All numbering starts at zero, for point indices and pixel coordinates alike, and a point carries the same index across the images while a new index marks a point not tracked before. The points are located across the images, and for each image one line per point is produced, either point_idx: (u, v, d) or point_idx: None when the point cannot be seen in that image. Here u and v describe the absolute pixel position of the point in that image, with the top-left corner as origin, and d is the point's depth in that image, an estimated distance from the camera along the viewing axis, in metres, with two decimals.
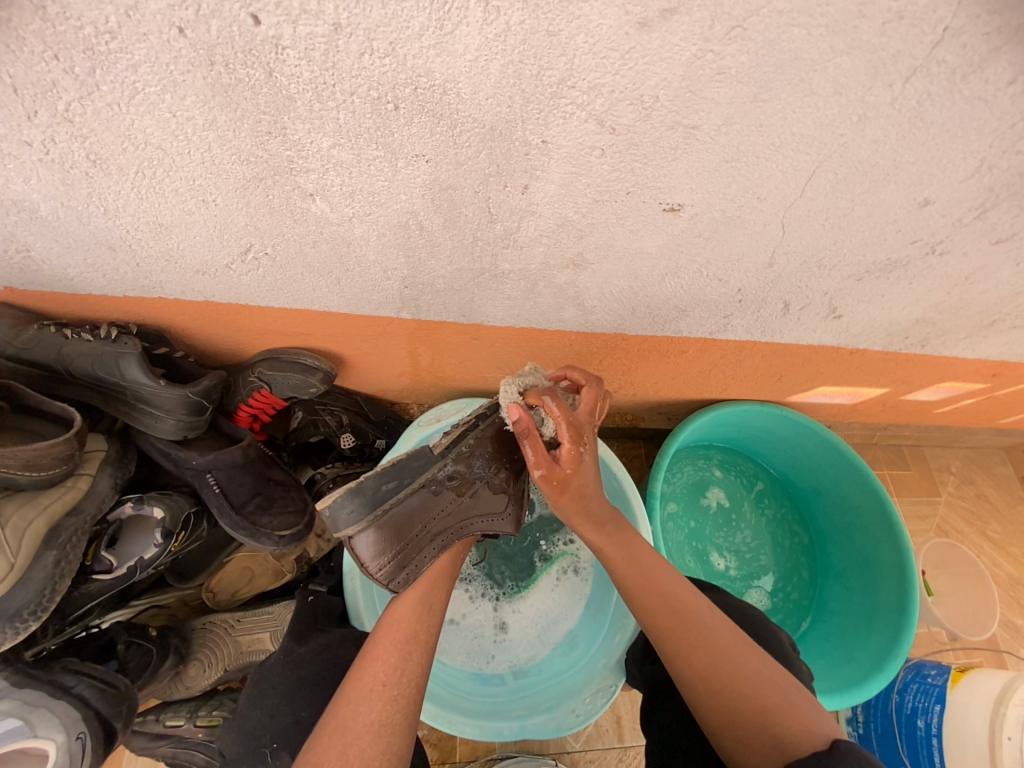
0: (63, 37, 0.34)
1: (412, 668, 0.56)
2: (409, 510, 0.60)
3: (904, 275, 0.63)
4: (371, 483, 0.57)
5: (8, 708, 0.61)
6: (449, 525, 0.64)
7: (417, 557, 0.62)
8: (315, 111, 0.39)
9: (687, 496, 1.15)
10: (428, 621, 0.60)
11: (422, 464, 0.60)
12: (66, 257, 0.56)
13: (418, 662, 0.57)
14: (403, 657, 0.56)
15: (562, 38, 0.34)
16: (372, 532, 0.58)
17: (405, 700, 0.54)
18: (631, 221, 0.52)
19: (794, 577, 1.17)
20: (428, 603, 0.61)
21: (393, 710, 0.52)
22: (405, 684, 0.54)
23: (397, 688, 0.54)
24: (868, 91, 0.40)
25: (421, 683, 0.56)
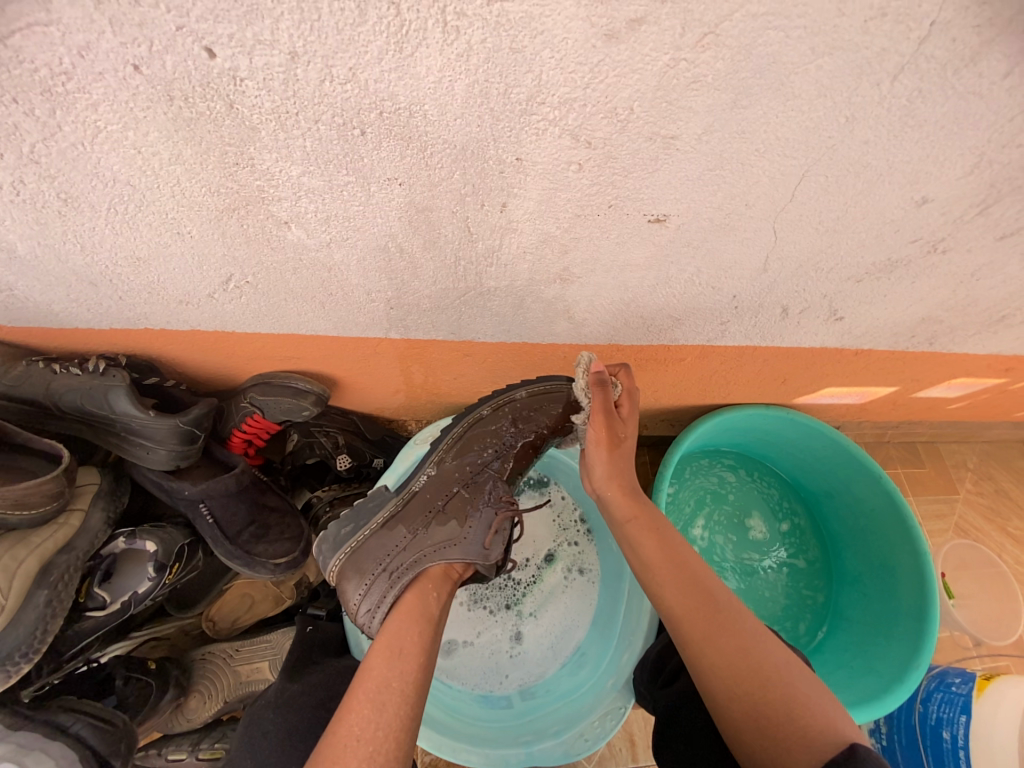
0: (20, 80, 0.34)
1: (388, 719, 0.52)
2: (364, 548, 0.68)
3: (906, 275, 0.61)
4: (333, 532, 0.72)
5: (2, 754, 0.60)
6: (411, 557, 0.67)
7: (382, 594, 0.65)
8: (281, 140, 0.38)
9: (709, 496, 1.14)
10: (400, 666, 0.57)
11: (375, 506, 0.72)
12: (49, 294, 0.56)
13: (395, 714, 0.53)
14: (377, 708, 0.53)
15: (527, 54, 0.33)
16: (339, 574, 0.67)
17: (385, 757, 0.50)
18: (616, 233, 0.50)
19: (802, 591, 1.14)
20: (398, 648, 0.59)
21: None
22: (382, 739, 0.51)
23: (373, 744, 0.50)
24: (854, 91, 0.38)
25: (401, 736, 0.52)
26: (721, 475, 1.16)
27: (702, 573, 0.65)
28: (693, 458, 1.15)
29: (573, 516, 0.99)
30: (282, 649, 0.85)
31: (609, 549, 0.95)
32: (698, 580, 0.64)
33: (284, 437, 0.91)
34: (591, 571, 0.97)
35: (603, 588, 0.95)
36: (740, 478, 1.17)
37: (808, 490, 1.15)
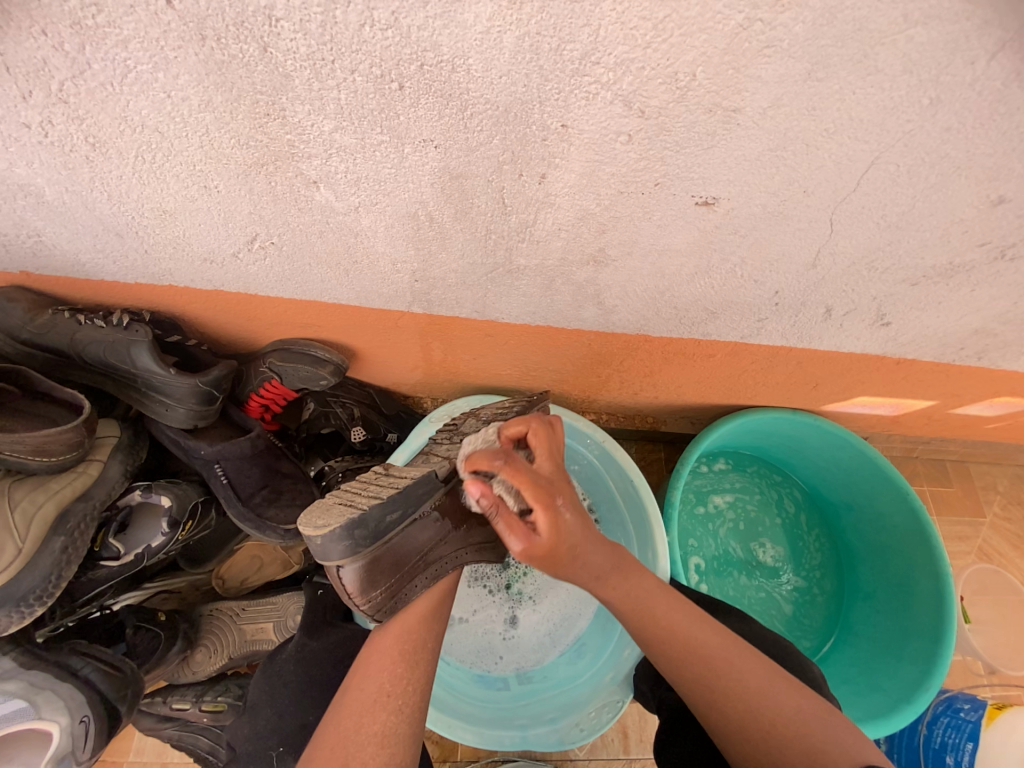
0: (51, 11, 0.33)
1: (419, 677, 0.54)
2: (407, 543, 0.55)
3: (966, 282, 0.56)
4: (375, 515, 0.51)
5: (15, 691, 0.63)
6: (448, 554, 0.59)
7: (407, 587, 0.56)
8: (315, 90, 0.36)
9: (752, 501, 1.12)
10: (436, 628, 0.57)
11: (426, 492, 0.56)
12: (76, 243, 0.55)
13: (424, 671, 0.55)
14: (411, 666, 0.54)
15: (585, 5, 0.30)
16: (363, 567, 0.52)
17: (410, 709, 0.52)
18: (659, 215, 0.47)
19: (772, 610, 1.08)
20: (438, 611, 0.59)
21: (396, 720, 0.51)
22: (410, 693, 0.53)
23: (402, 698, 0.52)
24: (944, 69, 0.34)
25: (426, 692, 0.54)
26: (789, 494, 1.14)
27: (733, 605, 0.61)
28: (755, 459, 1.15)
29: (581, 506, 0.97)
30: (285, 612, 0.86)
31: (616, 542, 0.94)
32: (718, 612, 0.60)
33: (301, 405, 0.90)
34: None
35: None
36: (801, 503, 1.14)
37: (845, 538, 1.10)
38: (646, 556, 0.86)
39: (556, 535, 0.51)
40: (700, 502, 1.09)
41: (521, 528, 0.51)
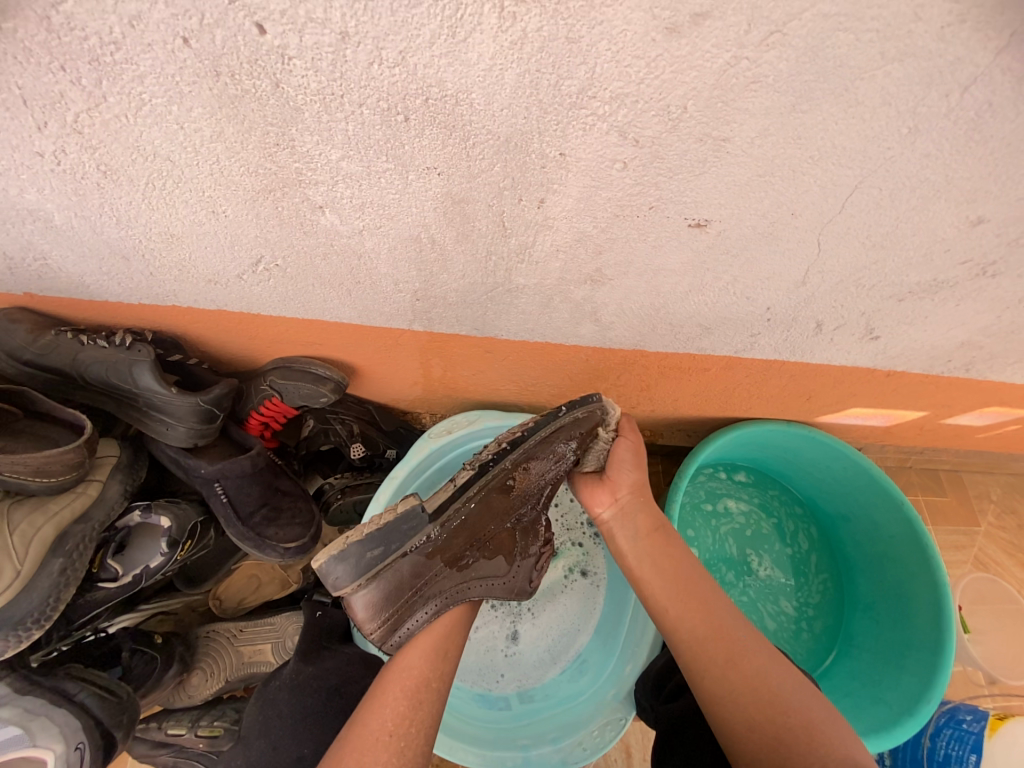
0: (71, 49, 0.34)
1: (422, 717, 0.53)
2: (400, 576, 0.56)
3: (950, 297, 0.58)
4: (355, 550, 0.55)
5: (9, 717, 0.61)
6: (448, 588, 0.60)
7: (409, 621, 0.58)
8: (323, 122, 0.38)
9: (760, 522, 1.12)
10: (442, 668, 0.57)
11: (410, 527, 0.56)
12: (82, 266, 0.56)
13: (428, 712, 0.54)
14: (414, 705, 0.54)
15: (582, 45, 0.32)
16: (364, 595, 0.56)
17: (413, 751, 0.52)
18: (654, 236, 0.49)
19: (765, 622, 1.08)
20: (443, 649, 0.59)
21: (397, 763, 0.50)
22: (413, 735, 0.52)
23: (404, 738, 0.52)
24: (921, 102, 0.36)
25: (430, 734, 0.54)
26: (805, 531, 1.14)
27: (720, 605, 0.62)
28: (778, 486, 1.16)
29: (580, 518, 0.97)
30: (283, 633, 0.85)
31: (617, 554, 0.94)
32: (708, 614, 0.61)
33: (300, 422, 0.90)
34: (593, 566, 0.96)
35: (608, 587, 0.94)
36: (815, 542, 1.14)
37: (842, 549, 1.11)
38: None
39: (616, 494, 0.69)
40: (708, 500, 1.11)
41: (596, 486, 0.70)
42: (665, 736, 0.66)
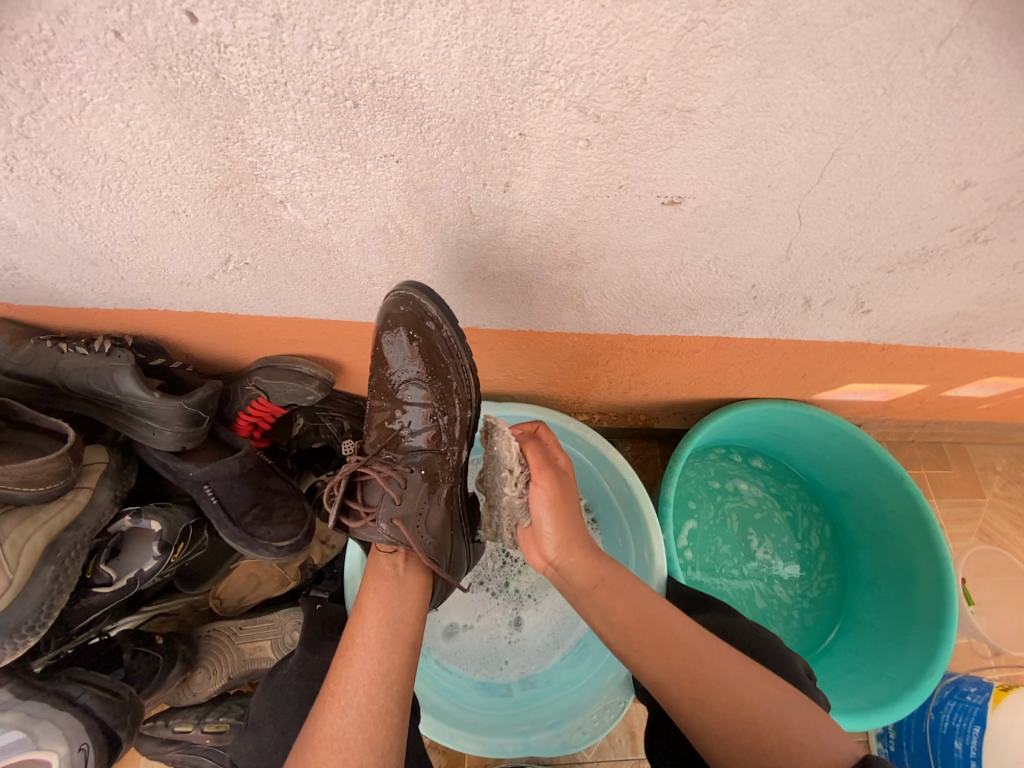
0: (2, 49, 0.33)
1: (358, 669, 0.52)
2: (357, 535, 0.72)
3: (942, 266, 0.56)
4: None
5: (11, 721, 0.62)
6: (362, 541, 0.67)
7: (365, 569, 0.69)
8: (271, 112, 0.37)
9: (770, 509, 1.12)
10: (360, 625, 0.56)
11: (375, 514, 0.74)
12: (52, 273, 0.56)
13: (360, 667, 0.52)
14: (344, 665, 0.53)
15: (529, 16, 0.30)
16: None
17: (358, 712, 0.50)
18: (627, 217, 0.47)
19: (767, 602, 1.07)
20: (359, 604, 0.57)
21: (343, 724, 0.49)
22: (350, 693, 0.51)
23: (346, 700, 0.50)
24: (894, 59, 0.34)
25: (370, 688, 0.51)
26: (818, 529, 1.12)
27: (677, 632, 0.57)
28: (799, 481, 1.14)
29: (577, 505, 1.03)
30: (282, 629, 0.86)
31: (617, 541, 0.95)
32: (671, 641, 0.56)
33: (291, 420, 0.90)
34: None
35: None
36: (827, 542, 1.12)
37: (844, 526, 1.10)
38: (643, 554, 0.86)
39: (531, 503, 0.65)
40: (718, 478, 1.11)
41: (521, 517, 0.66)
42: (655, 718, 0.66)
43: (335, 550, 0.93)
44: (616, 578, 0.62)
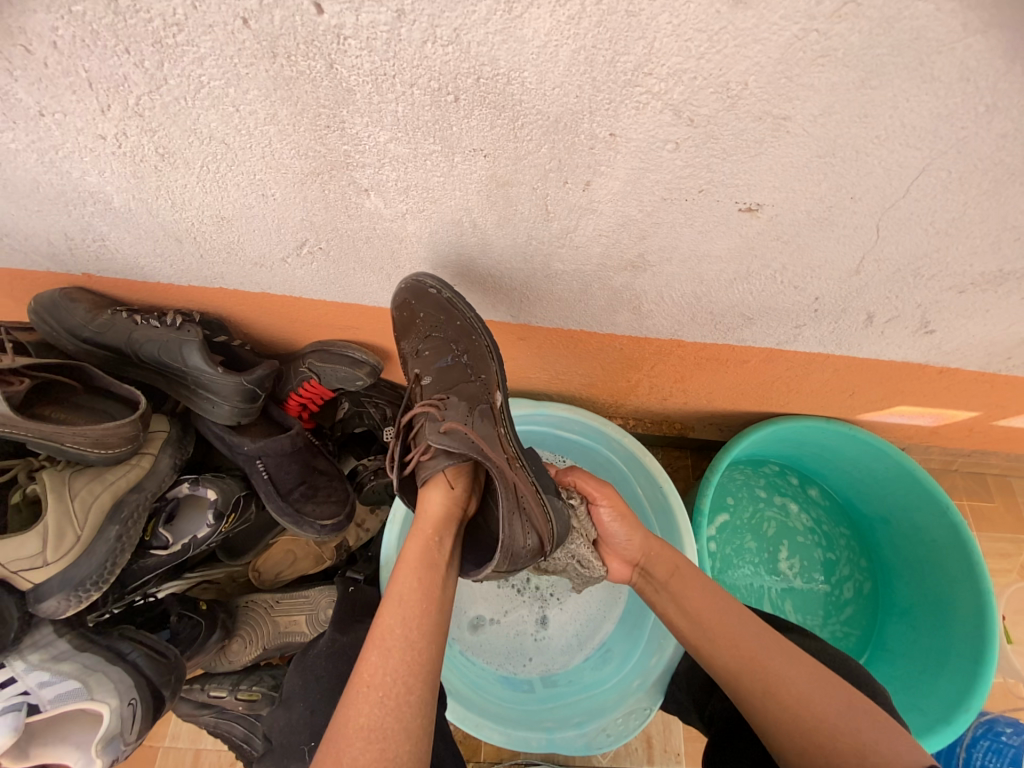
0: (136, 31, 0.35)
1: (393, 660, 0.48)
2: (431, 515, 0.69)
3: (1018, 289, 0.55)
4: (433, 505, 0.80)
5: (70, 671, 0.66)
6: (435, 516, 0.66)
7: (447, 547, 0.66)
8: (374, 103, 0.38)
9: (811, 535, 1.09)
10: (397, 610, 0.52)
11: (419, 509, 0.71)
12: (137, 248, 0.59)
13: (397, 653, 0.49)
14: (382, 652, 0.49)
15: (642, 19, 0.31)
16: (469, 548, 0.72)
17: (394, 701, 0.46)
18: (701, 222, 0.47)
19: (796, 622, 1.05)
20: (398, 591, 0.53)
21: (380, 713, 0.45)
22: (388, 678, 0.47)
23: (383, 687, 0.47)
24: (1005, 75, 0.33)
25: (407, 676, 0.48)
26: (855, 583, 1.09)
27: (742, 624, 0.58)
28: (842, 509, 1.11)
29: None
30: (318, 606, 0.88)
31: None
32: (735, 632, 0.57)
33: (336, 404, 0.93)
34: None
35: None
36: (856, 598, 1.08)
37: (880, 552, 1.07)
38: None
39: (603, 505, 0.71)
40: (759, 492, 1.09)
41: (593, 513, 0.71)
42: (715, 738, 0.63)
43: (369, 534, 0.95)
44: (687, 574, 0.65)
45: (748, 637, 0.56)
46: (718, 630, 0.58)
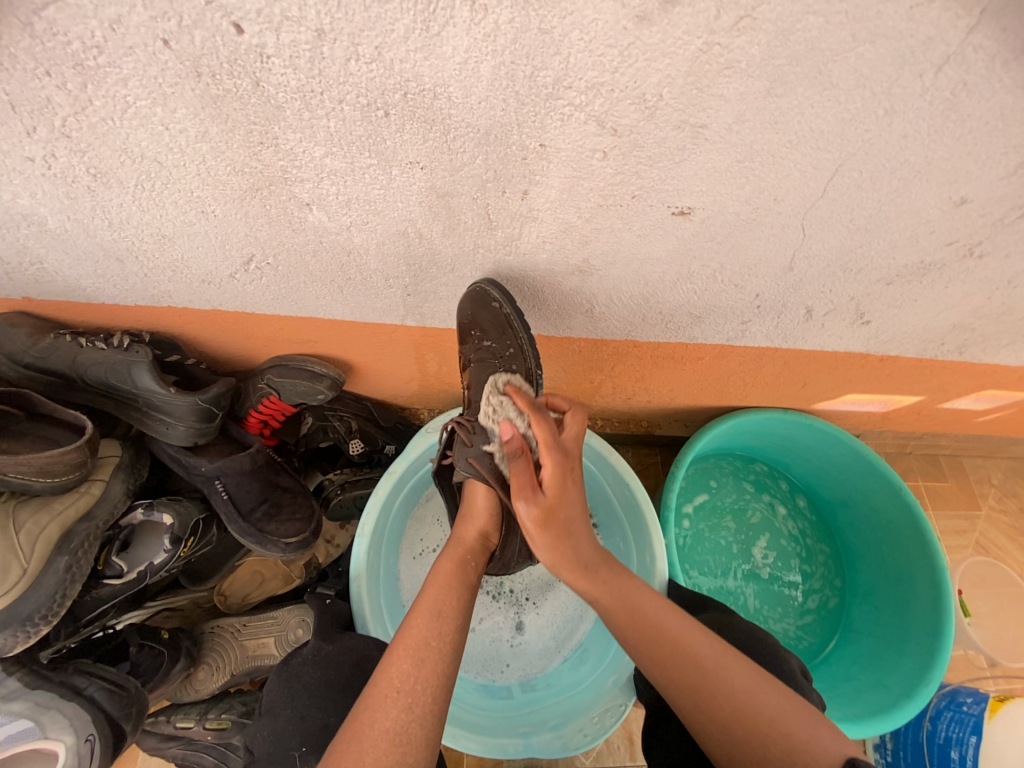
0: (53, 53, 0.35)
1: (427, 674, 0.50)
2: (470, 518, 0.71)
3: (939, 279, 0.58)
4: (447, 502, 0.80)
5: (20, 710, 0.63)
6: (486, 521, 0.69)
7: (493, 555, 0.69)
8: (305, 120, 0.39)
9: (789, 533, 1.12)
10: (439, 626, 0.53)
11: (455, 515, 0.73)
12: (77, 269, 0.58)
13: (432, 670, 0.50)
14: (416, 663, 0.50)
15: (555, 36, 0.33)
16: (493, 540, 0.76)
17: (422, 710, 0.48)
18: (638, 226, 0.49)
19: (766, 611, 1.08)
20: (438, 607, 0.55)
21: (408, 719, 0.46)
22: (419, 691, 0.48)
23: (411, 695, 0.48)
24: (895, 82, 0.36)
25: (439, 692, 0.49)
26: (820, 596, 1.11)
27: (675, 630, 0.54)
28: (806, 497, 1.15)
29: None
30: (287, 626, 0.86)
31: (617, 545, 0.96)
32: (670, 639, 0.53)
33: (300, 419, 0.91)
34: None
35: None
36: (817, 609, 1.11)
37: (842, 535, 1.11)
38: (644, 558, 0.87)
39: (554, 496, 0.53)
40: (724, 485, 1.12)
41: (527, 489, 0.53)
42: (657, 712, 0.66)
43: (340, 549, 0.94)
44: (615, 586, 0.56)
45: (681, 638, 0.53)
46: (670, 622, 0.54)
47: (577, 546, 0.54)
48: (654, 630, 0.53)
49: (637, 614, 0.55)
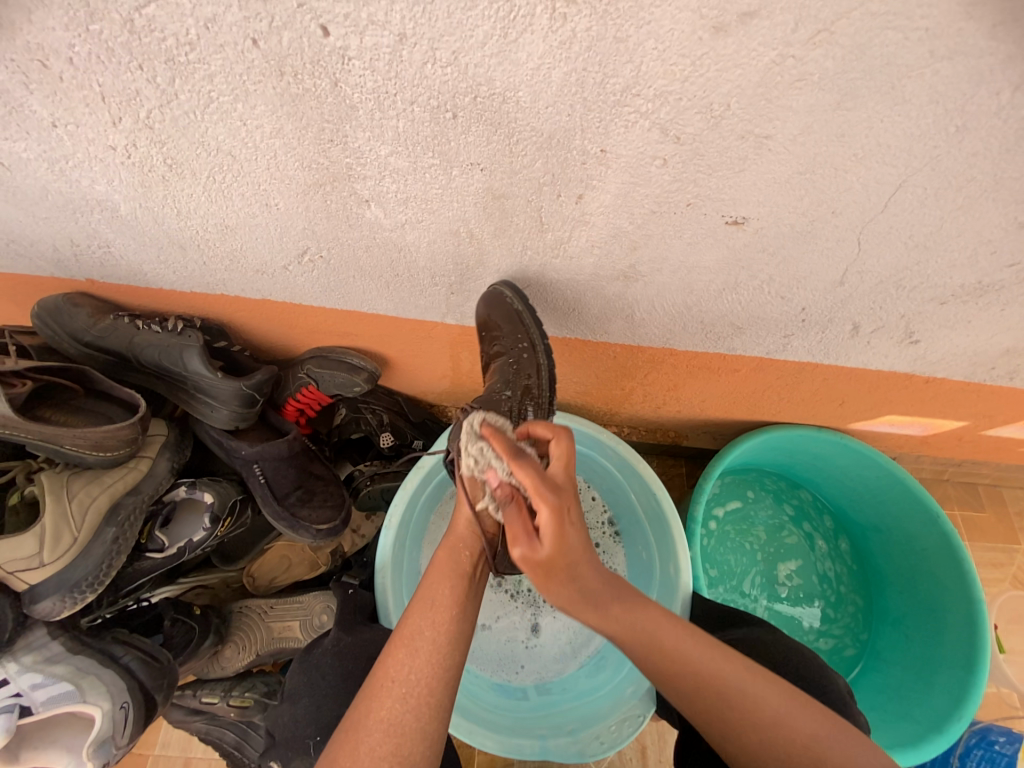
0: (149, 49, 0.37)
1: (419, 666, 0.49)
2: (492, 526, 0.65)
3: (997, 300, 0.57)
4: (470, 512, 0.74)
5: (62, 674, 0.66)
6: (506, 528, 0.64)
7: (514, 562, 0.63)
8: (376, 119, 0.40)
9: (822, 571, 1.10)
10: (431, 618, 0.52)
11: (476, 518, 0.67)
12: (141, 254, 0.60)
13: (424, 661, 0.50)
14: (410, 653, 0.50)
15: (629, 44, 0.33)
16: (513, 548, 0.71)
17: (416, 701, 0.48)
18: (689, 234, 0.49)
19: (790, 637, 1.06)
20: (429, 599, 0.53)
21: (401, 709, 0.47)
22: (413, 681, 0.48)
23: (405, 685, 0.48)
24: (971, 99, 0.35)
25: (433, 682, 0.49)
26: (836, 642, 1.07)
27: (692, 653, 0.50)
28: (834, 519, 1.12)
29: (602, 518, 1.03)
30: (312, 611, 0.88)
31: (640, 555, 0.96)
32: (691, 667, 0.50)
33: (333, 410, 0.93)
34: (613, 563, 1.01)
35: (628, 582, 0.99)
36: (829, 652, 1.07)
37: (872, 560, 1.08)
38: (668, 570, 0.86)
39: (554, 546, 0.46)
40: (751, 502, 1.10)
41: (520, 538, 0.47)
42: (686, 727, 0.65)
43: (364, 540, 0.95)
44: (635, 611, 0.51)
45: (702, 664, 0.50)
46: (697, 652, 0.50)
47: (588, 583, 0.49)
48: (675, 659, 0.50)
49: (663, 642, 0.50)
